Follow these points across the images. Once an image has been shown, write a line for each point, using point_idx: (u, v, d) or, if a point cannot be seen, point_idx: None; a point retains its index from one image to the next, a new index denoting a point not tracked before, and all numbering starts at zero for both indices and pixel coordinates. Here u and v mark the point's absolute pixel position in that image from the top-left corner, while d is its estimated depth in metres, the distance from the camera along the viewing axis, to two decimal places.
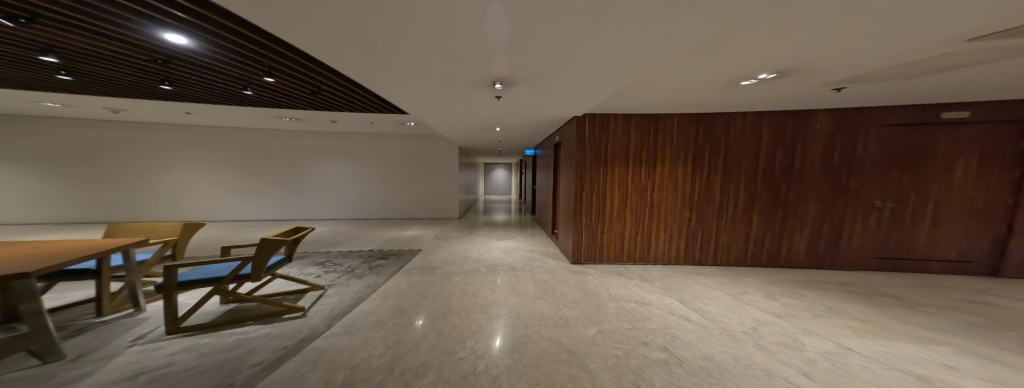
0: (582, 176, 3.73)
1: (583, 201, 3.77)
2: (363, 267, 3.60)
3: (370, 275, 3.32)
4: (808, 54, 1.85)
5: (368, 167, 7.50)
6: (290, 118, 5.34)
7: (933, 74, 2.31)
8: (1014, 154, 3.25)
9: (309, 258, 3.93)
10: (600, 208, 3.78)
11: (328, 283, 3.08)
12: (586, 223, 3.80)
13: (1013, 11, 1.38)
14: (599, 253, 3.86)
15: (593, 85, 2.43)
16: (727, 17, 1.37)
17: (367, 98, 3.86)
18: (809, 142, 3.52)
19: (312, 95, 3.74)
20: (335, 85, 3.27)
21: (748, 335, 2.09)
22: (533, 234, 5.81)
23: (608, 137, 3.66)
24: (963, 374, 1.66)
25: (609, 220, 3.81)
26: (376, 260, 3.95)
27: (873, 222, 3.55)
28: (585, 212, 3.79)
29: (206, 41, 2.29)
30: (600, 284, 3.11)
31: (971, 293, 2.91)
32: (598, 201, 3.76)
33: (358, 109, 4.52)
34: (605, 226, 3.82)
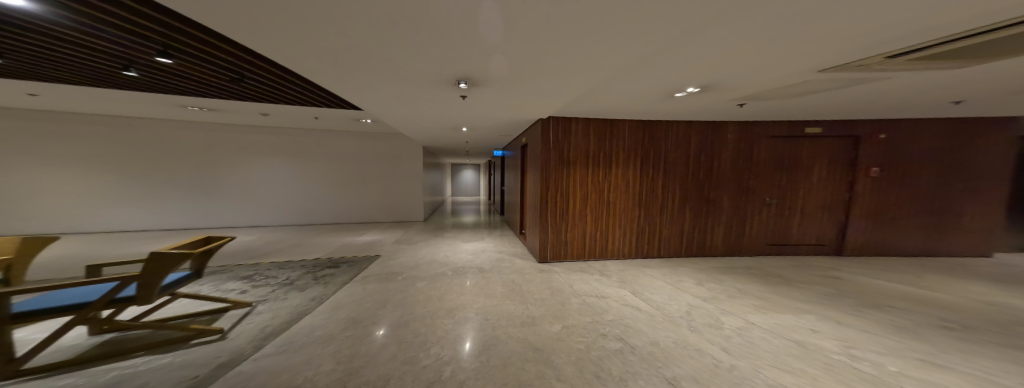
0: (546, 177, 3.84)
1: (548, 200, 3.88)
2: (307, 278, 3.22)
3: (314, 286, 2.98)
4: (720, 73, 2.18)
5: (312, 167, 6.73)
6: (200, 108, 4.55)
7: (812, 96, 2.88)
8: (847, 162, 4.25)
9: (231, 272, 3.39)
10: (563, 208, 3.93)
11: (258, 299, 2.69)
12: (550, 223, 3.92)
13: (854, 49, 1.78)
14: (563, 251, 4.01)
15: (551, 89, 2.52)
16: (657, 36, 1.54)
17: (300, 90, 3.46)
18: (722, 148, 4.13)
19: (227, 82, 3.23)
20: (256, 73, 2.87)
21: (685, 319, 2.36)
22: (502, 235, 5.84)
23: (570, 140, 3.84)
24: (831, 336, 2.10)
25: (571, 218, 3.98)
26: (323, 269, 3.56)
27: (765, 215, 4.29)
28: (550, 212, 3.90)
29: (56, 6, 1.83)
30: (563, 281, 3.23)
31: (831, 270, 3.70)
32: (562, 201, 3.91)
33: (290, 101, 4.03)
34: (569, 224, 3.98)
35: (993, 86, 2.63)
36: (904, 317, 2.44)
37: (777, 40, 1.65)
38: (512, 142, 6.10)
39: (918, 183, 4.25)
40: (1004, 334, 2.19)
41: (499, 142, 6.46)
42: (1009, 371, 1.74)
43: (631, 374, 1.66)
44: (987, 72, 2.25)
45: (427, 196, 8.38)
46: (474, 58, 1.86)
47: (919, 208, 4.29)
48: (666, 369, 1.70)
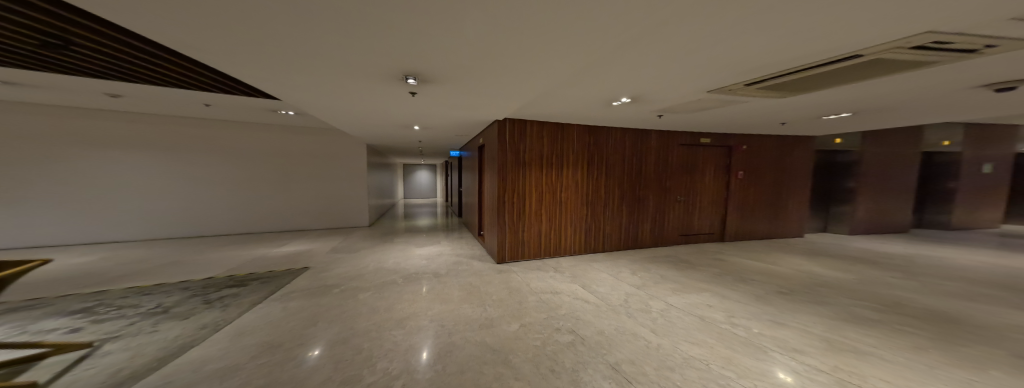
0: (503, 178, 3.86)
1: (508, 201, 3.92)
2: (198, 302, 2.63)
3: (208, 311, 2.46)
4: (645, 86, 2.48)
5: (210, 166, 5.56)
6: (10, 81, 3.38)
7: (715, 111, 3.48)
8: (723, 165, 5.27)
9: (59, 308, 2.53)
10: (520, 209, 4.00)
11: (109, 336, 2.07)
12: (508, 224, 3.95)
13: (741, 73, 2.20)
14: (520, 252, 4.09)
15: (503, 91, 2.54)
16: (594, 47, 1.67)
17: (174, 70, 2.79)
18: (647, 153, 4.72)
19: (46, 52, 2.41)
20: (95, 40, 2.20)
21: (623, 307, 2.62)
22: (459, 237, 5.68)
23: (526, 142, 3.94)
24: (732, 310, 2.56)
25: (527, 219, 4.07)
26: (220, 290, 2.95)
27: (677, 210, 5.04)
28: (509, 212, 3.94)
29: None
30: (522, 279, 3.29)
31: (719, 253, 4.56)
32: (518, 201, 3.97)
33: (163, 82, 3.23)
34: (526, 225, 4.06)
35: (826, 112, 3.56)
36: (778, 288, 3.10)
37: (685, 60, 1.94)
38: (468, 142, 6.01)
39: (764, 181, 5.52)
40: (836, 296, 2.93)
41: (455, 142, 6.26)
42: (835, 323, 2.34)
43: (582, 365, 1.76)
44: (822, 100, 3.02)
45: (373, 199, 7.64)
46: (417, 52, 1.74)
47: (762, 202, 5.55)
48: (609, 355, 1.87)
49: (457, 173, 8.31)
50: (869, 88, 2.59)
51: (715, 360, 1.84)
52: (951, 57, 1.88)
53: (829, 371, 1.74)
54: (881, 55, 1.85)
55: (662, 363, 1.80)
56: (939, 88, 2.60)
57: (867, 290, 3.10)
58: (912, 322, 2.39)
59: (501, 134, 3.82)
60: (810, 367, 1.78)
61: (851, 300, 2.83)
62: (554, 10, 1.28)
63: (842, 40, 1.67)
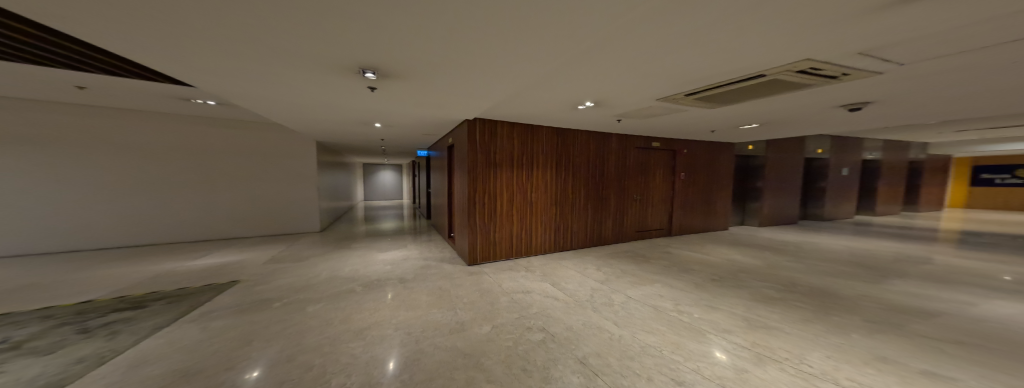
0: (475, 179, 3.80)
1: (481, 202, 3.88)
2: (68, 332, 2.14)
3: (87, 342, 2.02)
4: (607, 91, 2.62)
5: (99, 164, 4.63)
6: None
7: (668, 118, 3.80)
8: (671, 167, 5.81)
9: None
10: (492, 210, 3.98)
11: None
12: (480, 226, 3.91)
13: (688, 83, 2.43)
14: (494, 253, 4.07)
15: (471, 90, 2.50)
16: (558, 51, 1.72)
17: (43, 46, 2.27)
18: (609, 155, 5.00)
19: None
20: None
21: (589, 302, 2.73)
22: (428, 240, 5.48)
23: (497, 142, 3.92)
24: (684, 298, 2.82)
25: (500, 220, 4.05)
26: (110, 314, 2.46)
27: (634, 208, 5.43)
28: (482, 213, 3.91)
29: None
30: (495, 280, 3.29)
31: (670, 247, 5.00)
32: (490, 202, 3.94)
33: (24, 57, 2.59)
34: (498, 226, 4.05)
35: (755, 122, 4.08)
36: (721, 276, 3.49)
37: (640, 69, 2.09)
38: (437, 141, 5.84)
39: (701, 181, 6.21)
40: (764, 280, 3.37)
41: (421, 141, 6.04)
42: (765, 304, 2.69)
43: (553, 362, 1.80)
44: (753, 111, 3.45)
45: (328, 202, 7.09)
46: (381, 46, 1.64)
47: (699, 200, 6.23)
48: (577, 350, 1.94)
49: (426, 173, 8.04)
50: (789, 101, 3.02)
51: (668, 346, 2.00)
52: (841, 77, 2.27)
53: (750, 347, 2.00)
54: (793, 73, 2.17)
55: (624, 353, 1.91)
56: (837, 103, 3.13)
57: (787, 273, 3.61)
58: (822, 299, 2.84)
59: (472, 133, 3.76)
60: (738, 344, 2.03)
61: (777, 283, 3.28)
62: (523, 12, 1.29)
63: (767, 58, 1.93)
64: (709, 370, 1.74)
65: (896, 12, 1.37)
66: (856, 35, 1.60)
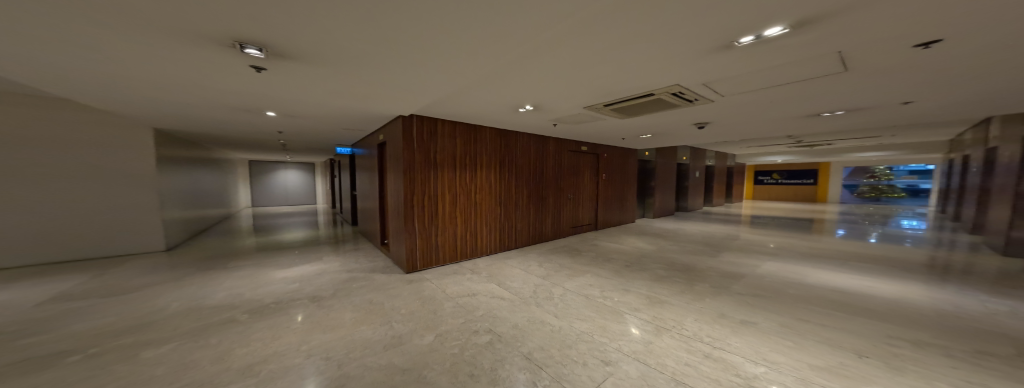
0: (413, 180, 3.53)
1: (421, 205, 3.63)
2: None
3: None
4: (539, 97, 2.79)
5: None
6: None
7: (594, 125, 4.24)
8: (595, 169, 6.53)
9: None
10: (434, 213, 3.77)
11: None
12: (421, 231, 3.65)
13: (606, 95, 2.77)
14: (437, 258, 3.85)
15: (399, 84, 2.33)
16: (491, 53, 1.75)
17: None
18: (546, 156, 5.30)
19: None
20: None
21: (533, 297, 2.84)
22: (354, 249, 4.85)
23: (437, 142, 3.73)
24: (610, 285, 3.19)
25: (442, 222, 3.86)
26: None
27: (569, 206, 5.89)
28: (423, 217, 3.66)
29: None
30: (441, 285, 3.14)
31: (597, 240, 5.61)
32: (430, 205, 3.71)
33: None
34: (441, 229, 3.85)
35: (656, 132, 4.91)
36: (637, 262, 4.08)
37: (566, 78, 2.28)
38: (363, 137, 5.23)
39: (616, 182, 7.16)
40: (664, 262, 4.09)
41: (341, 137, 5.32)
42: (669, 283, 3.26)
43: (500, 362, 1.80)
44: (659, 124, 4.13)
45: (177, 209, 5.43)
46: (285, 22, 1.39)
47: (616, 198, 7.17)
48: (523, 347, 1.98)
49: (349, 174, 7.14)
50: (682, 117, 3.71)
51: (597, 331, 2.22)
52: (712, 100, 2.92)
53: (652, 321, 2.38)
54: (678, 94, 2.68)
55: (564, 343, 2.04)
56: (713, 121, 4.01)
57: (681, 255, 4.45)
58: (705, 273, 3.59)
59: (407, 131, 3.47)
60: (651, 320, 2.39)
61: (676, 263, 4.02)
62: (452, 10, 1.27)
63: (662, 80, 2.34)
64: (629, 346, 2.00)
65: (737, 54, 1.85)
66: (716, 67, 2.08)
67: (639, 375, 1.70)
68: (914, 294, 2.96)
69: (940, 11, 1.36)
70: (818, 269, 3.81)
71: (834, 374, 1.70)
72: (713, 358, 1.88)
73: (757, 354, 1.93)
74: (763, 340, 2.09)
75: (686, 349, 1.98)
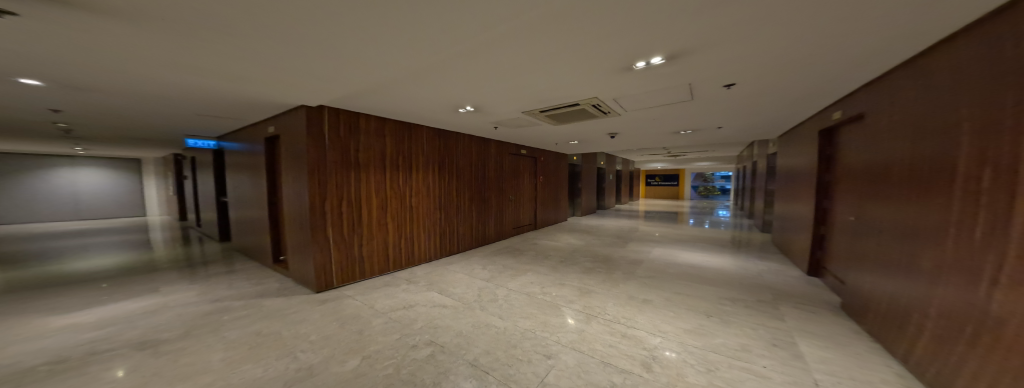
0: (324, 183, 3.07)
1: (337, 212, 3.19)
2: None
3: None
4: (464, 98, 2.77)
5: None
6: None
7: (530, 129, 4.43)
8: (534, 171, 6.84)
9: None
10: (357, 220, 3.36)
11: None
12: (337, 242, 3.19)
13: (536, 101, 2.93)
14: (361, 271, 3.44)
15: (306, 69, 2.01)
16: (416, 46, 1.66)
17: None
18: (488, 158, 5.33)
19: None
20: None
21: (477, 301, 2.79)
22: (229, 271, 3.89)
23: (359, 140, 3.34)
24: (547, 281, 3.36)
25: (368, 230, 3.47)
26: None
27: (511, 207, 6.03)
28: (341, 225, 3.22)
29: None
30: (370, 300, 2.82)
31: (537, 239, 5.86)
32: (350, 211, 3.29)
33: None
34: (366, 239, 3.45)
35: (582, 139, 5.42)
36: (568, 257, 4.42)
37: (498, 82, 2.33)
38: (242, 128, 4.23)
39: (552, 183, 7.65)
40: (590, 254, 4.57)
41: (208, 126, 4.18)
42: (595, 274, 3.63)
43: (444, 374, 1.72)
44: (584, 131, 4.57)
45: None
46: None
47: (551, 198, 7.64)
48: (468, 354, 1.93)
49: (212, 174, 5.59)
50: (602, 127, 4.18)
51: (539, 327, 2.31)
52: (622, 114, 3.39)
53: (585, 311, 2.60)
54: (599, 105, 3.02)
55: (508, 343, 2.06)
56: (628, 131, 4.61)
57: (601, 248, 5.04)
58: (622, 263, 4.09)
59: (313, 126, 2.99)
60: (585, 310, 2.62)
61: (600, 256, 4.49)
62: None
63: (583, 92, 2.60)
64: (566, 337, 2.15)
65: (640, 75, 2.18)
66: (624, 85, 2.42)
67: (576, 363, 1.84)
68: (739, 264, 4.03)
69: (758, 57, 1.88)
70: (698, 251, 4.77)
71: (697, 333, 2.21)
72: (629, 336, 2.17)
73: (657, 327, 2.31)
74: (669, 314, 2.53)
75: (610, 331, 2.24)
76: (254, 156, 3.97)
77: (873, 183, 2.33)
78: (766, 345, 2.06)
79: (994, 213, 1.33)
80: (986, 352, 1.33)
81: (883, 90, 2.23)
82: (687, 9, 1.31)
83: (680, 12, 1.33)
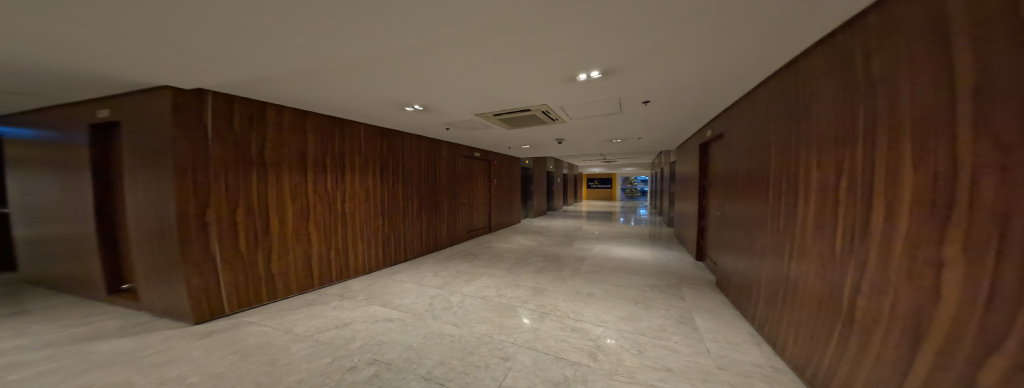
0: (205, 187, 2.47)
1: (230, 222, 2.61)
2: None
3: None
4: (390, 94, 2.55)
5: None
6: None
7: (481, 132, 4.40)
8: (487, 174, 6.82)
9: None
10: (263, 231, 2.82)
11: None
12: (228, 258, 2.60)
13: (484, 104, 2.91)
14: (268, 292, 2.88)
15: (204, 47, 1.66)
16: (352, 35, 1.52)
17: None
18: (439, 161, 5.15)
19: None
20: None
21: (429, 311, 2.66)
22: (17, 313, 2.73)
23: (263, 134, 2.82)
24: (500, 284, 3.35)
25: (277, 243, 2.94)
26: None
27: (464, 211, 5.91)
28: (234, 237, 2.64)
29: None
30: (284, 324, 2.42)
31: (490, 242, 5.84)
32: (248, 220, 2.72)
33: None
34: (275, 252, 2.91)
35: (532, 144, 5.61)
36: (517, 259, 4.49)
37: (444, 82, 2.26)
38: (47, 107, 2.98)
39: (505, 186, 7.72)
40: (542, 254, 4.73)
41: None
42: (544, 273, 3.73)
43: None
44: (532, 136, 4.72)
45: None
46: None
47: (505, 201, 7.70)
48: (419, 368, 1.83)
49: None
50: (548, 132, 4.35)
51: (494, 330, 2.29)
52: (567, 121, 3.59)
53: (540, 310, 2.66)
54: (547, 112, 3.14)
55: (465, 351, 2.00)
56: (572, 137, 4.88)
57: (552, 247, 5.25)
58: (567, 262, 4.25)
59: (183, 113, 2.35)
60: (536, 308, 2.69)
61: (546, 256, 4.64)
62: None
63: (529, 97, 2.66)
64: (523, 337, 2.18)
65: (580, 86, 2.34)
66: (566, 94, 2.56)
67: (532, 362, 1.88)
68: (655, 254, 4.61)
69: (676, 77, 2.16)
70: (631, 245, 5.28)
71: (629, 319, 2.46)
72: (577, 329, 2.30)
73: (599, 318, 2.49)
74: (610, 305, 2.75)
75: (561, 327, 2.34)
76: (71, 147, 2.84)
77: (734, 185, 2.91)
78: (675, 322, 2.41)
79: (810, 208, 1.71)
80: (804, 312, 1.73)
81: (735, 115, 2.85)
82: (619, 27, 1.46)
83: (613, 29, 1.47)
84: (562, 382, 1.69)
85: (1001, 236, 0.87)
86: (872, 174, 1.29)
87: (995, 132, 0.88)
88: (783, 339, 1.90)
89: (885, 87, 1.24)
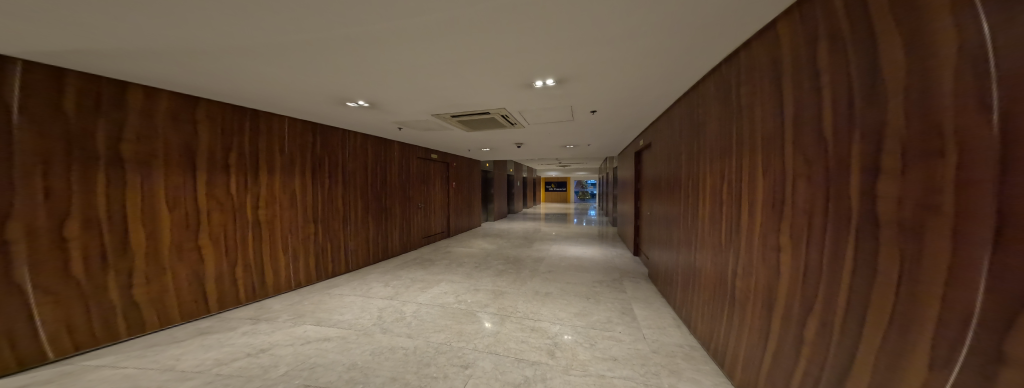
0: (6, 190, 1.82)
1: (56, 238, 1.98)
2: None
3: None
4: (306, 85, 2.27)
5: None
6: None
7: (436, 133, 4.23)
8: (444, 177, 6.58)
9: None
10: (118, 247, 2.22)
11: None
12: (51, 287, 1.97)
13: (432, 105, 2.82)
14: (127, 325, 2.27)
15: (54, 13, 1.32)
16: (267, 19, 1.36)
17: None
18: (387, 162, 4.79)
19: None
20: None
21: (378, 324, 2.47)
22: None
23: (119, 122, 2.23)
24: (456, 290, 3.25)
25: (142, 261, 2.35)
26: None
27: (418, 215, 5.59)
28: (67, 257, 2.02)
29: None
30: (163, 362, 1.97)
31: (447, 247, 5.62)
32: (88, 234, 2.10)
33: None
34: (138, 274, 2.32)
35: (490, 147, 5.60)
36: (474, 263, 4.40)
37: (383, 80, 2.14)
38: None
39: (464, 189, 7.55)
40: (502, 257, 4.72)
41: None
42: (502, 277, 3.71)
43: None
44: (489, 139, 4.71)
45: None
46: None
47: (463, 204, 7.49)
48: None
49: None
50: (503, 136, 4.39)
51: (448, 338, 2.22)
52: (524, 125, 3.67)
53: (500, 313, 2.66)
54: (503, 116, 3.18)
55: (420, 363, 1.90)
56: (531, 142, 5.00)
57: (512, 249, 5.31)
58: (525, 265, 4.29)
59: None
60: (489, 313, 2.65)
61: (505, 259, 4.63)
62: None
63: (476, 99, 2.65)
64: (483, 342, 2.15)
65: (526, 92, 2.43)
66: (512, 99, 2.62)
67: (493, 366, 1.86)
68: (605, 253, 4.93)
69: (613, 91, 2.38)
70: (584, 245, 5.58)
71: (581, 315, 2.59)
72: (536, 329, 2.35)
73: (555, 315, 2.60)
74: (564, 303, 2.86)
75: (521, 328, 2.37)
76: None
77: (659, 188, 3.28)
78: (618, 314, 2.62)
79: (709, 209, 2.01)
80: (707, 298, 2.02)
81: (659, 128, 3.25)
82: (548, 41, 1.56)
83: (544, 42, 1.57)
84: (522, 383, 1.71)
85: (822, 229, 1.10)
86: (749, 181, 1.55)
87: (815, 150, 1.13)
88: (695, 322, 2.20)
89: (753, 110, 1.53)
